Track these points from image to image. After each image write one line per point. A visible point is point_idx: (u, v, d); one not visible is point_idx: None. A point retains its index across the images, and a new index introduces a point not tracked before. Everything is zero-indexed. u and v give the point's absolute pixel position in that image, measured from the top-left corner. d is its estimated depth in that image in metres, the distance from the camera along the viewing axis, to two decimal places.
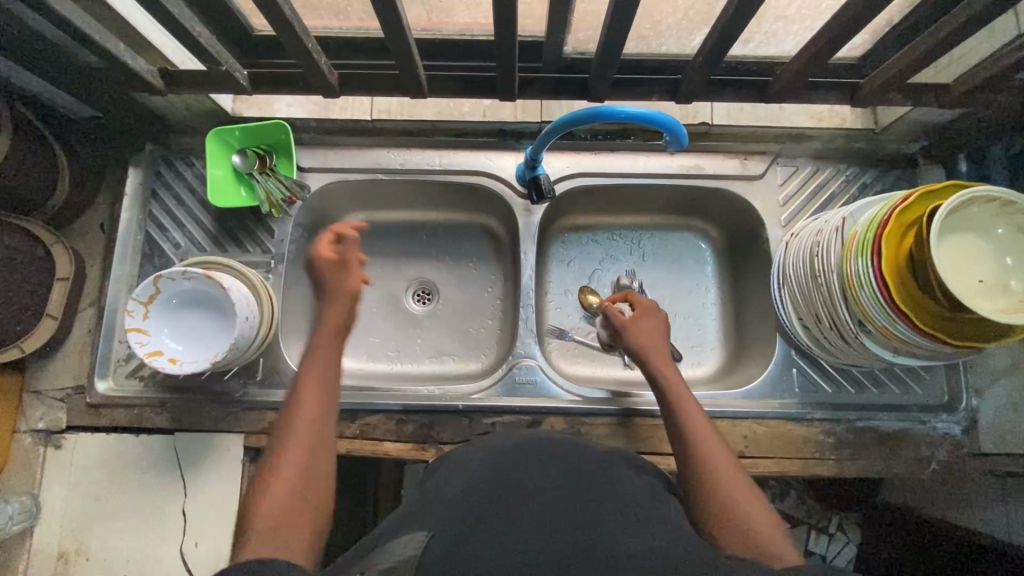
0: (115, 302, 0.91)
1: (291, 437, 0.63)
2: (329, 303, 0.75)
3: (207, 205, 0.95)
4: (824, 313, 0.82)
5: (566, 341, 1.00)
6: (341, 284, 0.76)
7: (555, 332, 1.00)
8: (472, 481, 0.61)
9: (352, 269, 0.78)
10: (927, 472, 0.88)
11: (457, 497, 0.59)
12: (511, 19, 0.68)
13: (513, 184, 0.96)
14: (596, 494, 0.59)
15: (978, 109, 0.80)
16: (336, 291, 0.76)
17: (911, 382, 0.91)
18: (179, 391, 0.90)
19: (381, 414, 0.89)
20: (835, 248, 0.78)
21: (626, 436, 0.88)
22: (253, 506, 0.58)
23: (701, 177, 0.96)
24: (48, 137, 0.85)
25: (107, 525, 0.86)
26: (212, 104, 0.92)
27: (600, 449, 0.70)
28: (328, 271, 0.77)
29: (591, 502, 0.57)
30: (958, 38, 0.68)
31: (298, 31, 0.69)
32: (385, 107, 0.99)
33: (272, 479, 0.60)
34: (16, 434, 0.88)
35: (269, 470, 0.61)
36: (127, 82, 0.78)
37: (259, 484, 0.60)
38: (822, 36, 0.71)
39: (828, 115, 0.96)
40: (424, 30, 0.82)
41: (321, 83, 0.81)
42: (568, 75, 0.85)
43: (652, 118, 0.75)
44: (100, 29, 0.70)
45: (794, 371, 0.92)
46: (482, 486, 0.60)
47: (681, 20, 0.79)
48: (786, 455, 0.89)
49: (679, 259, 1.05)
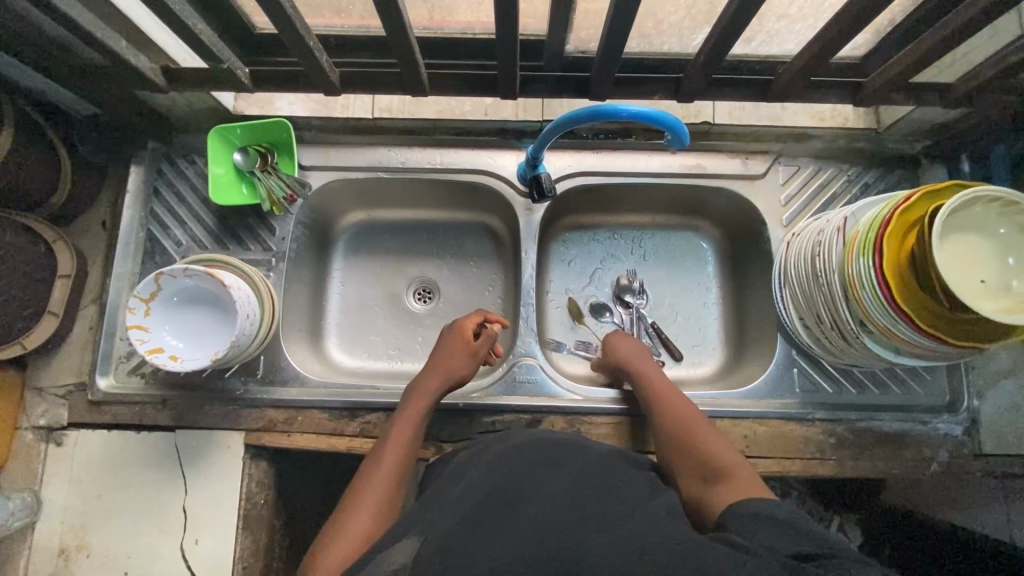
0: (116, 300, 0.92)
1: (361, 501, 0.67)
2: (437, 374, 0.82)
3: (209, 203, 0.95)
4: (825, 313, 0.82)
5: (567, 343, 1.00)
6: (460, 366, 0.83)
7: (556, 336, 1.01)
8: (472, 481, 0.61)
9: (474, 352, 0.85)
10: (928, 473, 0.88)
11: (457, 498, 0.59)
12: (512, 18, 0.68)
13: (514, 183, 0.96)
14: (595, 495, 0.59)
15: (982, 109, 0.79)
16: (454, 370, 0.83)
17: (912, 382, 0.91)
18: (180, 388, 0.90)
19: (380, 412, 0.89)
20: (837, 248, 0.78)
21: (626, 435, 0.88)
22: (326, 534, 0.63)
23: (702, 176, 0.96)
24: (51, 134, 0.85)
25: (109, 522, 0.86)
26: (212, 102, 0.92)
27: (599, 447, 0.70)
28: (458, 346, 0.84)
29: (589, 502, 0.57)
30: (962, 37, 0.67)
31: (300, 29, 0.70)
32: (387, 106, 0.98)
33: (337, 538, 0.63)
34: (18, 430, 0.88)
35: (337, 528, 0.64)
36: (129, 79, 0.79)
37: (326, 537, 0.63)
38: (824, 35, 0.70)
39: (831, 115, 0.95)
40: (425, 28, 0.82)
41: (323, 82, 0.81)
42: (569, 73, 0.85)
43: (653, 117, 0.75)
44: (102, 27, 0.70)
45: (795, 371, 0.92)
46: (482, 486, 0.60)
47: (682, 19, 0.78)
48: (786, 455, 0.88)
49: (680, 258, 1.05)
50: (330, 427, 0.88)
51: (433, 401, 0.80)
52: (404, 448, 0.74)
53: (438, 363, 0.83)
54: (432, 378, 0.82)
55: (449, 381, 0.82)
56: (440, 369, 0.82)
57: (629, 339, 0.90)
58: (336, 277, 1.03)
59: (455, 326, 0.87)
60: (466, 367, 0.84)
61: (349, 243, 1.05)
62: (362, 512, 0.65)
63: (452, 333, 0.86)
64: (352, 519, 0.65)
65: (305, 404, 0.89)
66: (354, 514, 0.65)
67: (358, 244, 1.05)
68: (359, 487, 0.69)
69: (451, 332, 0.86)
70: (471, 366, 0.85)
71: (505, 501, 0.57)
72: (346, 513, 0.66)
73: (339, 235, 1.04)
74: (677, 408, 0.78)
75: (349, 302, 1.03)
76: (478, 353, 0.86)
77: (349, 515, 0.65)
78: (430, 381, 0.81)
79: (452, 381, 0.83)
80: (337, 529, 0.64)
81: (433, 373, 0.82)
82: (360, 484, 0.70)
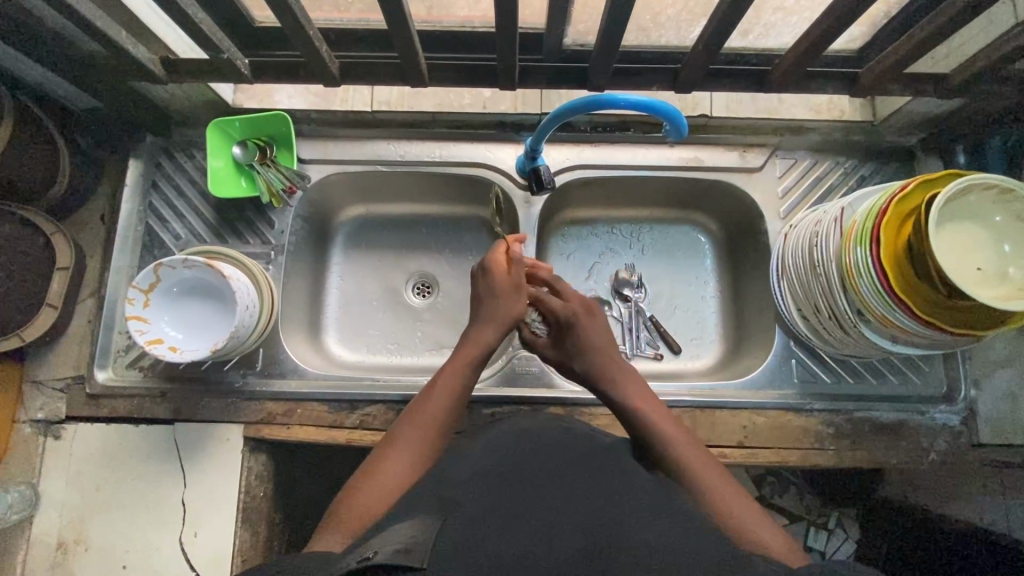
0: (115, 292, 0.91)
1: (407, 436, 0.67)
2: (489, 321, 0.78)
3: (207, 196, 0.95)
4: (823, 303, 0.82)
5: None
6: (510, 308, 0.79)
7: None
8: (474, 468, 0.61)
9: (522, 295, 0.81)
10: (925, 462, 0.89)
11: (461, 483, 0.59)
12: (512, 7, 0.69)
13: (512, 176, 0.96)
14: (596, 477, 0.59)
15: (976, 100, 0.80)
16: (504, 313, 0.78)
17: (909, 372, 0.92)
18: (178, 381, 0.90)
19: (380, 404, 0.89)
20: (834, 238, 0.78)
21: (625, 427, 0.88)
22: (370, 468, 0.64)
23: (700, 169, 0.96)
24: (49, 126, 0.85)
25: (106, 515, 0.85)
26: (211, 94, 0.91)
27: (598, 434, 0.70)
28: (505, 288, 0.80)
29: (591, 487, 0.57)
30: (956, 26, 0.68)
31: (301, 18, 0.70)
32: (385, 98, 0.97)
33: (377, 473, 0.62)
34: (15, 424, 0.88)
35: (379, 461, 0.64)
36: (129, 71, 0.79)
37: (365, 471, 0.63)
38: (819, 26, 0.71)
39: (828, 107, 0.95)
40: (424, 21, 0.83)
41: (323, 73, 0.81)
42: (567, 65, 0.85)
43: (651, 105, 0.75)
44: (103, 18, 0.71)
45: (794, 361, 0.92)
46: (484, 472, 0.60)
47: (680, 12, 0.79)
48: (785, 445, 0.89)
49: (678, 252, 1.06)
50: (329, 420, 0.88)
51: (485, 348, 0.76)
52: (457, 384, 0.72)
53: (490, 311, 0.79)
54: (484, 326, 0.78)
55: (503, 328, 0.78)
56: (495, 315, 0.78)
57: (594, 319, 0.82)
58: (335, 271, 1.03)
59: (487, 268, 0.81)
60: (518, 309, 0.80)
61: (347, 237, 1.05)
62: (404, 453, 0.65)
63: (491, 274, 0.81)
64: (398, 450, 0.65)
65: (305, 397, 0.89)
66: (398, 446, 0.66)
67: (357, 238, 1.05)
68: (408, 419, 0.69)
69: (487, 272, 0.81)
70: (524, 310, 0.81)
71: (510, 484, 0.57)
72: (388, 451, 0.65)
73: (337, 230, 1.04)
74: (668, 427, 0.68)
75: (347, 296, 1.03)
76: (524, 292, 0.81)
77: (391, 454, 0.65)
78: (486, 327, 0.77)
79: (505, 326, 0.78)
80: (377, 462, 0.64)
81: (485, 319, 0.78)
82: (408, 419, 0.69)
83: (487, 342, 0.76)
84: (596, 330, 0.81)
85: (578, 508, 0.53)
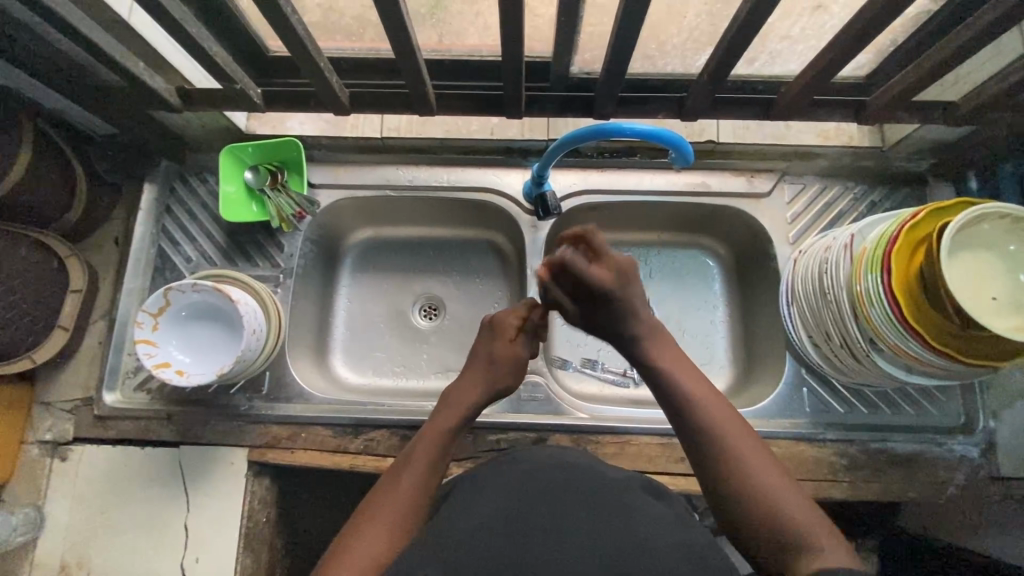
0: (125, 314, 0.93)
1: (390, 500, 0.63)
2: (478, 384, 0.76)
3: (219, 220, 0.96)
4: (834, 331, 0.81)
5: (569, 371, 0.99)
6: (502, 377, 0.77)
7: (561, 363, 0.99)
8: (493, 508, 0.59)
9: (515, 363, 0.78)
10: (944, 496, 0.86)
11: (476, 525, 0.57)
12: (518, 38, 0.69)
13: (519, 201, 0.96)
14: (611, 517, 0.57)
15: (986, 127, 0.80)
16: (496, 381, 0.77)
17: (925, 403, 0.90)
18: (185, 403, 0.90)
19: (384, 429, 0.88)
20: (844, 266, 0.77)
21: (632, 456, 0.87)
22: (349, 534, 0.60)
23: (707, 194, 0.96)
24: (68, 152, 0.87)
25: (110, 539, 0.85)
26: (225, 121, 0.94)
27: (610, 468, 0.66)
28: (501, 356, 0.78)
29: (600, 533, 0.55)
30: (965, 56, 0.68)
31: (310, 49, 0.71)
32: (395, 125, 0.99)
33: (360, 537, 0.59)
34: (23, 445, 0.89)
35: (359, 530, 0.60)
36: (147, 101, 0.81)
37: (345, 537, 0.60)
38: (825, 54, 0.71)
39: (835, 133, 0.96)
40: (435, 51, 0.84)
41: (332, 102, 0.83)
42: (574, 93, 0.86)
43: (658, 135, 0.76)
44: (121, 50, 0.73)
45: (805, 390, 0.91)
46: (496, 519, 0.57)
47: (686, 41, 0.80)
48: (798, 476, 0.86)
49: (687, 277, 1.05)
50: (333, 444, 0.88)
51: (470, 413, 0.74)
52: (434, 450, 0.68)
53: (474, 374, 0.77)
54: (467, 391, 0.75)
55: (487, 393, 0.76)
56: (482, 379, 0.76)
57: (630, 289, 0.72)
58: (343, 293, 1.04)
59: (492, 326, 0.80)
60: (507, 380, 0.78)
61: (356, 260, 1.05)
62: (383, 519, 0.61)
63: (492, 333, 0.79)
64: (378, 518, 0.61)
65: (310, 421, 0.89)
66: (383, 514, 0.61)
67: (366, 262, 1.06)
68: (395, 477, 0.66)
69: (490, 331, 0.80)
70: (516, 376, 0.79)
71: (521, 532, 0.56)
72: (374, 510, 0.62)
73: (346, 254, 1.05)
74: (717, 410, 0.66)
75: (355, 318, 1.03)
76: (521, 358, 0.79)
77: (374, 516, 0.61)
78: (468, 390, 0.75)
79: (490, 393, 0.76)
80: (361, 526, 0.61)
81: (469, 382, 0.76)
82: (389, 483, 0.65)
83: (470, 406, 0.74)
84: (632, 297, 0.72)
85: (594, 558, 0.53)
